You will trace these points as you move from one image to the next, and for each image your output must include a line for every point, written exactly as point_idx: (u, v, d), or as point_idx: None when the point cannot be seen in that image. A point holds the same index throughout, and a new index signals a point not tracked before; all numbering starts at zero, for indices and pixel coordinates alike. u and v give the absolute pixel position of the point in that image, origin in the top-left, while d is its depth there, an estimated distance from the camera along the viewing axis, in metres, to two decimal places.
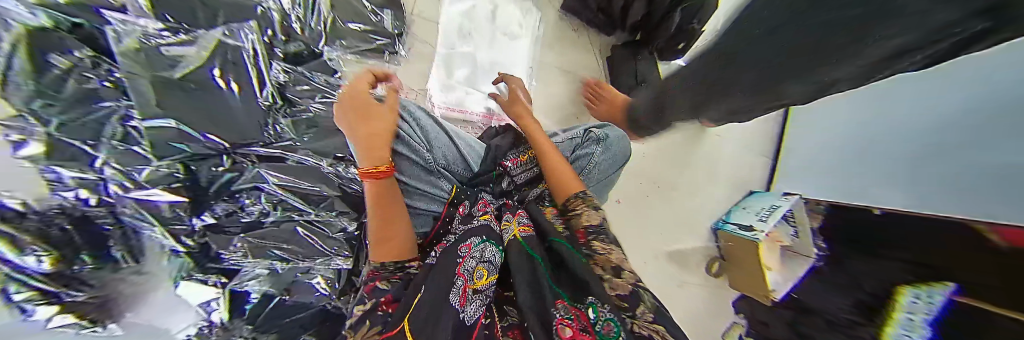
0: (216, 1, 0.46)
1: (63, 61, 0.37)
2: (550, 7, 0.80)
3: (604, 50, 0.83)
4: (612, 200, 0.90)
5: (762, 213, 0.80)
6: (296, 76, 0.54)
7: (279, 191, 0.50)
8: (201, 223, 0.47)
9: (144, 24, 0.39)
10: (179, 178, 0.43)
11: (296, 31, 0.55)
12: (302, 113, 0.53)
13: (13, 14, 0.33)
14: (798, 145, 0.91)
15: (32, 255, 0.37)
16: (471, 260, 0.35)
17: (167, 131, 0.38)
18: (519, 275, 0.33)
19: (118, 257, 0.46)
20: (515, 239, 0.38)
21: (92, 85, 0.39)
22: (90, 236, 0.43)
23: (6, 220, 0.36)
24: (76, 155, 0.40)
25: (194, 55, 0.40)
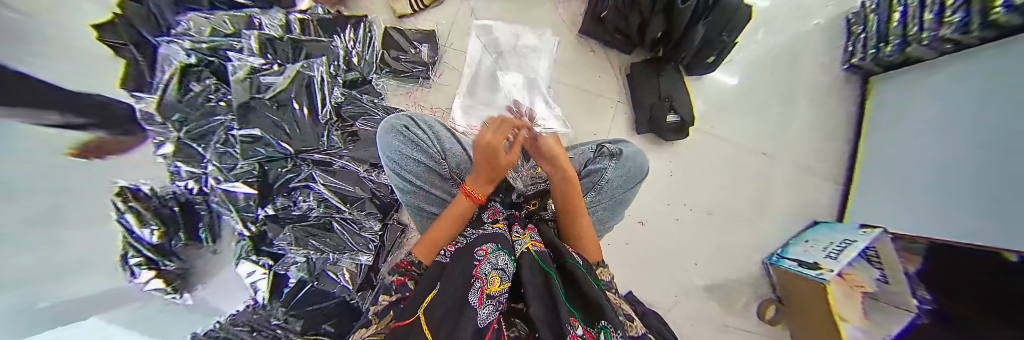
0: (302, 42, 0.60)
1: (198, 87, 0.52)
2: (569, 31, 0.83)
3: (623, 69, 0.83)
4: (635, 221, 0.83)
5: (833, 248, 0.66)
6: (350, 96, 0.65)
7: (325, 191, 0.59)
8: (263, 213, 0.57)
9: (253, 60, 0.54)
10: (254, 174, 0.54)
11: (354, 63, 0.67)
12: (350, 128, 0.63)
13: (176, 57, 0.51)
14: (880, 169, 0.75)
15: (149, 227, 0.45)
16: (485, 266, 0.26)
17: (254, 138, 0.50)
18: (532, 286, 0.23)
19: (201, 239, 0.56)
20: (527, 252, 0.30)
21: (212, 104, 0.54)
22: (190, 218, 0.54)
23: (140, 198, 0.45)
24: (191, 154, 0.53)
25: (280, 82, 0.52)
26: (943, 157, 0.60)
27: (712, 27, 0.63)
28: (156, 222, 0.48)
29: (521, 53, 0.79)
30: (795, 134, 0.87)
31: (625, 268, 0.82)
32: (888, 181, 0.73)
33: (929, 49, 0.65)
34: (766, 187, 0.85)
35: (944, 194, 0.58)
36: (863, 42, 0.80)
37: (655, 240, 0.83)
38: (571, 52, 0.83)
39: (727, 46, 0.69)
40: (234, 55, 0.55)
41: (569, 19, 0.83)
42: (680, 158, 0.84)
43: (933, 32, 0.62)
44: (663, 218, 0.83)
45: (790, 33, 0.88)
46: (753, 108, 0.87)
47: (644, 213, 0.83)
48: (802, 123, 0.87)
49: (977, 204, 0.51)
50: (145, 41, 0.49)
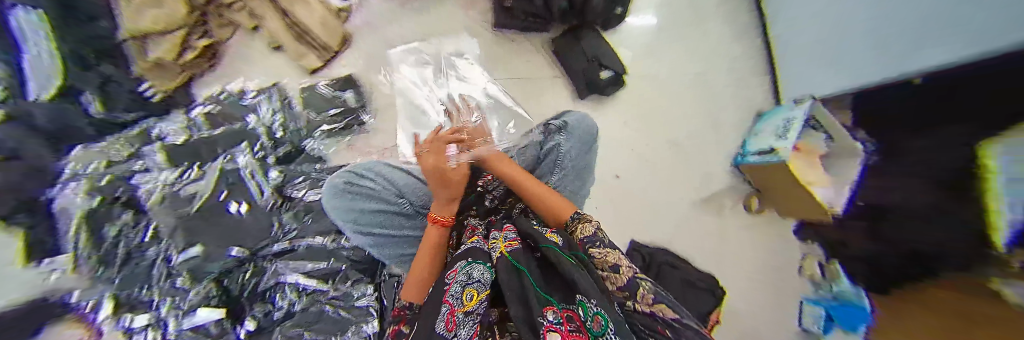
0: (216, 139, 0.56)
1: (114, 228, 0.47)
2: (484, 30, 0.83)
3: (546, 46, 0.85)
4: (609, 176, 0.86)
5: (779, 132, 0.73)
6: (291, 172, 0.61)
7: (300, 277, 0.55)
8: (244, 331, 0.50)
9: (164, 176, 0.51)
10: (212, 295, 0.49)
11: (280, 136, 0.62)
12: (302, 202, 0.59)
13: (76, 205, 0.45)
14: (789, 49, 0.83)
15: None
16: (457, 285, 0.30)
17: (193, 260, 0.48)
18: (510, 291, 0.25)
19: None
20: (504, 255, 0.31)
21: (138, 242, 0.47)
22: None
23: None
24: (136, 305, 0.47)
25: (205, 186, 0.52)
26: (828, 23, 0.68)
27: None
28: None
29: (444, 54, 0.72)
30: (717, 45, 0.93)
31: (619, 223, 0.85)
32: (795, 58, 0.81)
33: None
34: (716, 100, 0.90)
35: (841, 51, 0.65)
36: None
37: (637, 187, 0.86)
38: (494, 47, 0.83)
39: None
40: (144, 179, 0.51)
41: (480, 19, 0.84)
42: (627, 105, 0.88)
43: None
44: (634, 164, 0.87)
45: None
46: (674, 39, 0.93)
47: (615, 166, 0.86)
48: (717, 34, 0.94)
49: (863, 53, 0.59)
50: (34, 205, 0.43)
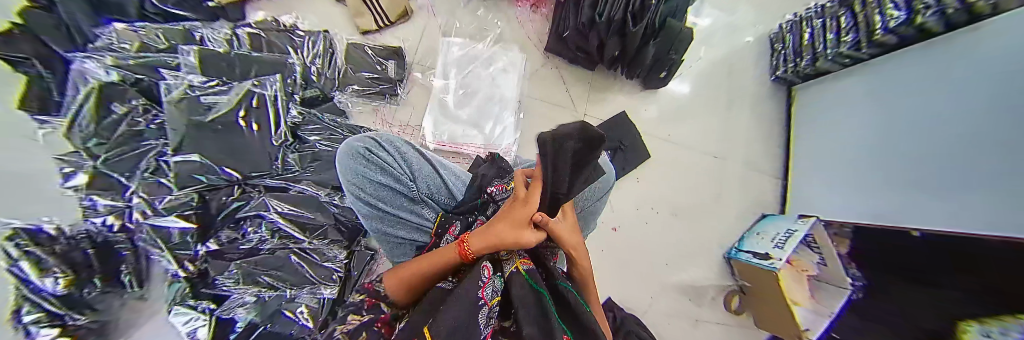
0: (251, 58, 0.56)
1: (176, 93, 0.47)
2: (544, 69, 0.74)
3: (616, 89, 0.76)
4: (642, 220, 0.75)
5: (778, 239, 0.70)
6: (319, 89, 0.62)
7: (303, 263, 0.53)
8: (205, 249, 0.50)
9: (192, 79, 0.51)
10: (192, 205, 0.48)
11: (314, 79, 0.61)
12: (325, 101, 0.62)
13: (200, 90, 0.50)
14: (814, 147, 0.80)
15: (51, 276, 0.40)
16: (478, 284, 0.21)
17: (190, 163, 0.46)
18: (525, 306, 0.18)
19: (126, 281, 0.50)
20: (517, 271, 0.24)
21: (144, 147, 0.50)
22: (109, 259, 0.48)
23: (43, 243, 0.41)
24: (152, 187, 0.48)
25: (225, 101, 0.49)
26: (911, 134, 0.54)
27: (663, 46, 0.62)
28: (66, 268, 0.42)
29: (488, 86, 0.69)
30: (816, 131, 0.80)
31: (645, 288, 0.73)
32: (829, 165, 0.74)
33: (834, 63, 0.72)
34: (883, 176, 0.60)
35: (868, 174, 0.63)
36: (788, 53, 0.83)
37: (662, 274, 0.75)
38: (535, 57, 0.73)
39: (676, 63, 0.66)
40: (211, 98, 0.49)
41: (538, 26, 0.75)
42: (659, 172, 0.78)
43: (834, 48, 0.69)
44: (672, 243, 0.77)
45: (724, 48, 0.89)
46: (712, 107, 0.85)
47: (618, 218, 0.74)
48: (807, 134, 0.83)
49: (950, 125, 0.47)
50: (191, 98, 0.48)
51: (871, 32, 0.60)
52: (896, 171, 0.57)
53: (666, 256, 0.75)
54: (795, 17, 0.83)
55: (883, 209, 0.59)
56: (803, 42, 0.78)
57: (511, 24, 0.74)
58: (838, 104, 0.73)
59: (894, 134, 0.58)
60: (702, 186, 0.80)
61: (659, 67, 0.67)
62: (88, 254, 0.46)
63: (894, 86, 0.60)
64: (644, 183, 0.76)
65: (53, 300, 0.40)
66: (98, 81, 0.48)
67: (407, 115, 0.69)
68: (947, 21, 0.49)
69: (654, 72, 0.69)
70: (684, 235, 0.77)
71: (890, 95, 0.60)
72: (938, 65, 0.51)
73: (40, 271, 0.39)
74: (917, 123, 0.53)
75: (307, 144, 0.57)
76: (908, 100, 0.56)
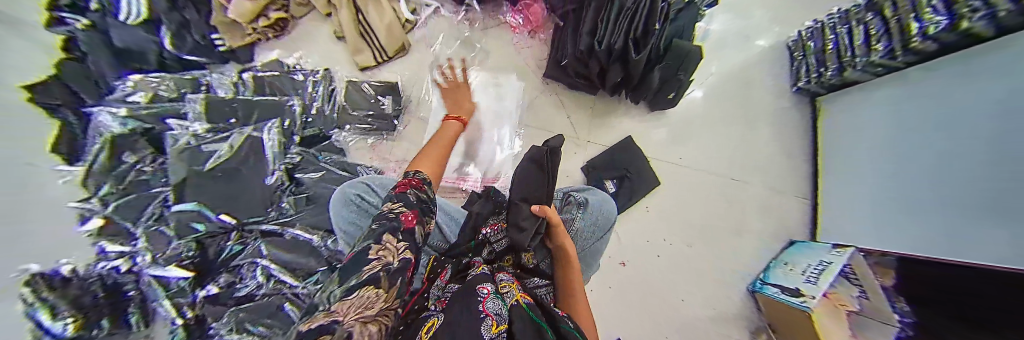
0: (254, 102, 0.57)
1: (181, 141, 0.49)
2: (543, 96, 0.72)
3: (620, 113, 0.72)
4: (652, 253, 0.71)
5: (810, 272, 0.64)
6: (319, 128, 0.62)
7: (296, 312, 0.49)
8: (203, 294, 0.50)
9: (196, 127, 0.52)
10: (189, 253, 0.49)
11: (312, 118, 0.62)
12: (323, 140, 0.63)
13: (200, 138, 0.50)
14: (843, 165, 0.73)
15: (60, 320, 0.40)
16: (488, 303, 0.24)
17: (190, 212, 0.47)
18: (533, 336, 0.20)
19: (130, 323, 0.48)
20: (520, 306, 0.27)
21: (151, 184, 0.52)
22: (116, 304, 0.47)
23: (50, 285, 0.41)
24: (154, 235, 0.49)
25: (226, 147, 0.50)
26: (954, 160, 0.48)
27: (668, 68, 0.58)
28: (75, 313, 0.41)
29: (487, 117, 0.67)
30: (846, 151, 0.73)
31: (656, 327, 0.68)
32: (865, 189, 0.67)
33: (863, 73, 0.66)
34: (926, 206, 0.53)
35: (912, 200, 0.56)
36: (810, 61, 0.78)
37: (677, 310, 0.69)
38: (534, 84, 0.72)
39: (686, 83, 0.62)
40: (210, 145, 0.50)
41: (537, 52, 0.73)
42: (670, 198, 0.73)
43: (864, 57, 0.62)
44: (687, 275, 0.71)
45: (734, 62, 0.85)
46: (724, 126, 0.80)
47: (626, 251, 0.70)
48: (836, 152, 0.76)
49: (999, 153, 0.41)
50: (194, 147, 0.49)
51: (907, 35, 0.53)
52: (941, 198, 0.50)
53: (679, 289, 0.70)
54: (815, 25, 0.77)
55: (928, 244, 0.52)
56: (826, 47, 0.73)
57: (509, 51, 0.73)
58: (871, 118, 0.66)
59: (937, 159, 0.51)
60: (717, 212, 0.75)
61: (667, 89, 0.63)
62: (95, 298, 0.44)
63: (928, 104, 0.54)
64: (653, 209, 0.72)
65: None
66: (112, 133, 0.49)
67: (405, 149, 0.69)
68: (998, 27, 0.40)
69: (662, 94, 0.65)
70: (700, 266, 0.72)
71: (925, 114, 0.54)
72: (977, 73, 0.45)
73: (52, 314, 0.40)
74: (962, 144, 0.47)
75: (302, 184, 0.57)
76: (945, 121, 0.50)
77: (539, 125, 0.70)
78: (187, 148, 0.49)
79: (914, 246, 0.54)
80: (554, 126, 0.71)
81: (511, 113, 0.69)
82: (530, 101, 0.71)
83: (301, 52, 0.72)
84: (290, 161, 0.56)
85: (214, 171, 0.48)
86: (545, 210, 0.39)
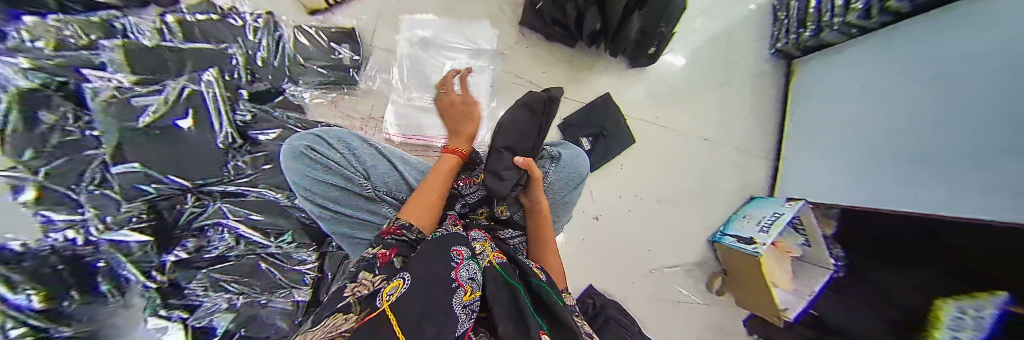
0: (185, 51, 0.50)
1: (104, 94, 0.42)
2: (518, 48, 0.66)
3: (600, 68, 0.69)
4: (624, 208, 0.73)
5: (764, 222, 0.68)
6: (269, 83, 0.57)
7: (276, 270, 0.52)
8: (172, 258, 0.48)
9: (120, 79, 0.45)
10: (144, 215, 0.46)
11: (260, 70, 0.56)
12: (279, 95, 0.58)
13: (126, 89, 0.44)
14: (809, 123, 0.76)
15: (23, 293, 0.39)
16: (463, 270, 0.20)
17: (135, 174, 0.43)
18: (500, 307, 0.20)
19: (105, 292, 0.47)
20: (493, 266, 0.30)
21: (75, 137, 0.46)
22: (79, 274, 0.45)
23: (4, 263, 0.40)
24: (100, 202, 0.45)
25: (161, 101, 0.44)
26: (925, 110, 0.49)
27: (648, 18, 0.54)
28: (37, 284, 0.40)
29: (458, 70, 0.62)
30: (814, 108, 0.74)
31: (626, 274, 0.73)
32: (820, 145, 0.70)
33: (839, 34, 0.65)
34: (888, 158, 0.55)
35: (872, 154, 0.59)
36: (788, 22, 0.75)
37: (646, 259, 0.75)
38: (509, 34, 0.66)
39: (666, 36, 0.59)
40: (142, 100, 0.44)
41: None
42: (647, 156, 0.74)
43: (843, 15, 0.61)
44: (656, 229, 0.75)
45: (723, 15, 0.80)
46: (705, 83, 0.78)
47: (601, 206, 0.72)
48: None
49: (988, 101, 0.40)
50: (119, 99, 0.42)
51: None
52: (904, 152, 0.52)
53: (648, 241, 0.75)
54: None
55: (880, 192, 0.56)
56: (807, 11, 0.69)
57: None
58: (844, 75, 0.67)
59: (906, 111, 0.52)
60: (690, 169, 0.77)
61: (645, 43, 0.60)
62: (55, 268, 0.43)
63: (910, 56, 0.53)
64: (628, 167, 0.73)
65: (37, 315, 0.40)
66: (18, 88, 0.42)
67: (372, 107, 0.65)
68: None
69: (640, 49, 0.62)
70: (669, 220, 0.76)
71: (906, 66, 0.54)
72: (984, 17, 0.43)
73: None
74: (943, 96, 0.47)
75: (259, 144, 0.53)
76: (926, 72, 0.50)
77: (517, 80, 0.66)
78: (111, 98, 0.42)
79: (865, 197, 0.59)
80: (531, 80, 0.67)
81: (484, 64, 0.64)
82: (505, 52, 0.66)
83: None
84: (240, 118, 0.52)
85: (152, 129, 0.42)
86: (528, 163, 0.39)
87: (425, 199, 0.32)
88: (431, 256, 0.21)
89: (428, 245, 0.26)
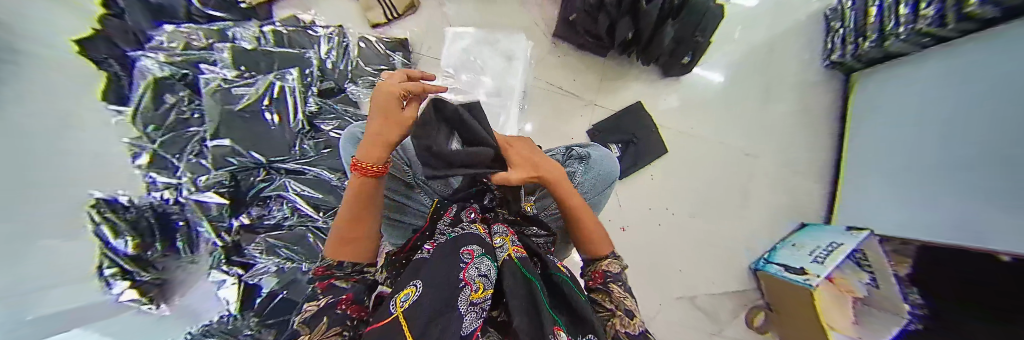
0: (274, 52, 0.61)
1: (213, 86, 0.53)
2: (552, 57, 0.71)
3: (632, 77, 0.70)
4: (652, 221, 0.70)
5: (819, 253, 0.61)
6: (332, 82, 0.66)
7: (317, 243, 0.60)
8: (238, 223, 0.58)
9: (227, 74, 0.56)
10: (225, 184, 0.55)
11: (329, 71, 0.66)
12: (341, 92, 0.68)
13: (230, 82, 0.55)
14: (873, 144, 0.68)
15: (124, 239, 0.45)
16: (470, 268, 0.22)
17: (224, 149, 0.52)
18: (517, 300, 0.19)
19: (178, 247, 0.54)
20: (510, 260, 0.27)
21: (185, 117, 0.57)
22: (166, 229, 0.53)
23: (115, 210, 0.46)
24: (196, 169, 0.54)
25: (252, 93, 0.55)
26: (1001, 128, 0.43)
27: (683, 25, 0.55)
28: (133, 233, 0.47)
29: (494, 75, 0.68)
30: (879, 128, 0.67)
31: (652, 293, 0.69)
32: (897, 165, 0.62)
33: (906, 44, 0.59)
34: (974, 181, 0.48)
35: (952, 177, 0.51)
36: (846, 34, 0.71)
37: (675, 279, 0.70)
38: (543, 44, 0.70)
39: (703, 45, 0.59)
40: (240, 91, 0.54)
41: (546, 12, 0.71)
42: (680, 168, 0.71)
43: (906, 26, 0.57)
44: (687, 247, 0.70)
45: (764, 32, 0.78)
46: (744, 98, 0.75)
47: (627, 217, 0.70)
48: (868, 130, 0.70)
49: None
50: (223, 90, 0.53)
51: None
52: (991, 173, 0.45)
53: (679, 259, 0.70)
54: None
55: (967, 222, 0.48)
56: (866, 21, 0.65)
57: (518, 10, 0.71)
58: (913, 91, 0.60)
59: (982, 131, 0.46)
60: (727, 186, 0.72)
61: (679, 51, 0.60)
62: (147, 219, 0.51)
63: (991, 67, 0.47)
64: (660, 178, 0.71)
65: (129, 260, 0.46)
66: (155, 77, 0.55)
67: None
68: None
69: (675, 57, 0.62)
70: (703, 238, 0.71)
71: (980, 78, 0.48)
72: None
73: (114, 234, 0.45)
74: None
75: (321, 133, 0.63)
76: (996, 88, 0.45)
77: (549, 87, 0.70)
78: (217, 89, 0.53)
79: (949, 229, 0.50)
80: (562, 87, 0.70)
81: (518, 71, 0.69)
82: (539, 60, 0.70)
83: (314, 10, 0.75)
84: (310, 110, 0.62)
85: (245, 114, 0.53)
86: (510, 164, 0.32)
87: (356, 232, 0.30)
88: (431, 263, 0.23)
89: (437, 245, 0.29)
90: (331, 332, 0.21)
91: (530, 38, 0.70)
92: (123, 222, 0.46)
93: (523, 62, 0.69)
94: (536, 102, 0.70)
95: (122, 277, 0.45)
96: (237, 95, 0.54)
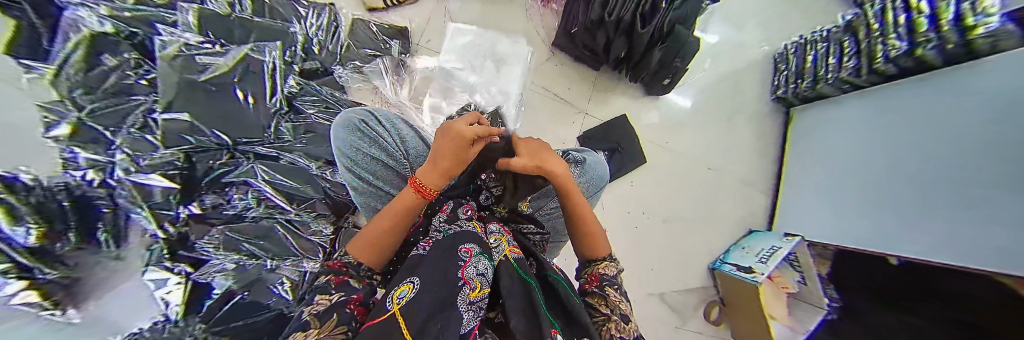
0: (252, 23, 0.54)
1: (170, 50, 0.45)
2: (548, 64, 0.74)
3: (619, 91, 0.76)
4: (629, 224, 0.76)
5: (764, 254, 0.71)
6: (318, 63, 0.62)
7: (288, 237, 0.55)
8: (186, 212, 0.46)
9: (190, 38, 0.48)
10: (176, 165, 0.45)
11: (314, 51, 0.62)
12: (326, 75, 0.64)
13: (194, 48, 0.47)
14: (803, 167, 0.83)
15: (24, 225, 0.27)
16: (470, 270, 0.26)
17: (179, 124, 0.43)
18: (511, 300, 0.24)
19: (100, 240, 0.36)
20: (507, 260, 0.31)
21: (129, 82, 0.47)
22: (86, 214, 0.35)
23: (14, 189, 0.28)
24: (136, 144, 0.43)
25: (221, 64, 0.48)
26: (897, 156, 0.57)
27: (668, 52, 0.61)
28: (39, 218, 0.29)
29: (491, 74, 0.69)
30: (808, 154, 0.82)
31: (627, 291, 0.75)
32: (822, 185, 0.75)
33: (832, 88, 0.74)
34: (874, 200, 0.61)
35: (859, 197, 0.64)
36: (789, 74, 0.86)
37: (648, 278, 0.76)
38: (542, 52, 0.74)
39: (681, 71, 0.67)
40: (205, 60, 0.47)
41: (547, 21, 0.75)
42: (656, 177, 0.79)
43: (834, 73, 0.72)
44: (662, 249, 0.78)
45: (726, 65, 0.91)
46: (710, 119, 0.86)
47: (610, 220, 0.75)
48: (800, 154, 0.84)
49: (950, 152, 0.48)
50: (184, 56, 0.45)
51: (872, 59, 0.63)
52: (886, 195, 0.58)
53: (651, 259, 0.77)
54: (800, 39, 0.84)
55: (865, 229, 0.61)
56: (805, 66, 0.81)
57: (519, 16, 0.74)
58: (836, 126, 0.75)
59: (886, 159, 0.59)
60: (693, 196, 0.81)
61: (662, 73, 0.67)
62: (59, 203, 0.32)
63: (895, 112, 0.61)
64: (638, 186, 0.77)
65: (26, 255, 0.27)
66: (92, 31, 0.44)
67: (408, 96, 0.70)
68: (944, 57, 0.51)
69: (658, 78, 0.69)
70: (672, 242, 0.79)
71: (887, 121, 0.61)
72: (953, 83, 0.51)
73: (12, 218, 0.26)
74: (915, 147, 0.54)
75: (302, 115, 0.58)
76: (902, 127, 0.58)
77: (544, 92, 0.73)
78: (177, 54, 0.45)
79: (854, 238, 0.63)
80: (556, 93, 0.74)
81: (515, 74, 0.70)
82: (536, 66, 0.73)
83: None
84: (290, 90, 0.57)
85: (209, 86, 0.45)
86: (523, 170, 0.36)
87: (380, 238, 0.35)
88: (435, 262, 0.27)
89: (438, 243, 0.32)
90: (339, 329, 0.22)
91: (530, 44, 0.73)
92: (25, 205, 0.28)
93: (521, 65, 0.71)
94: (530, 105, 0.72)
95: (21, 276, 0.26)
96: (203, 63, 0.46)
